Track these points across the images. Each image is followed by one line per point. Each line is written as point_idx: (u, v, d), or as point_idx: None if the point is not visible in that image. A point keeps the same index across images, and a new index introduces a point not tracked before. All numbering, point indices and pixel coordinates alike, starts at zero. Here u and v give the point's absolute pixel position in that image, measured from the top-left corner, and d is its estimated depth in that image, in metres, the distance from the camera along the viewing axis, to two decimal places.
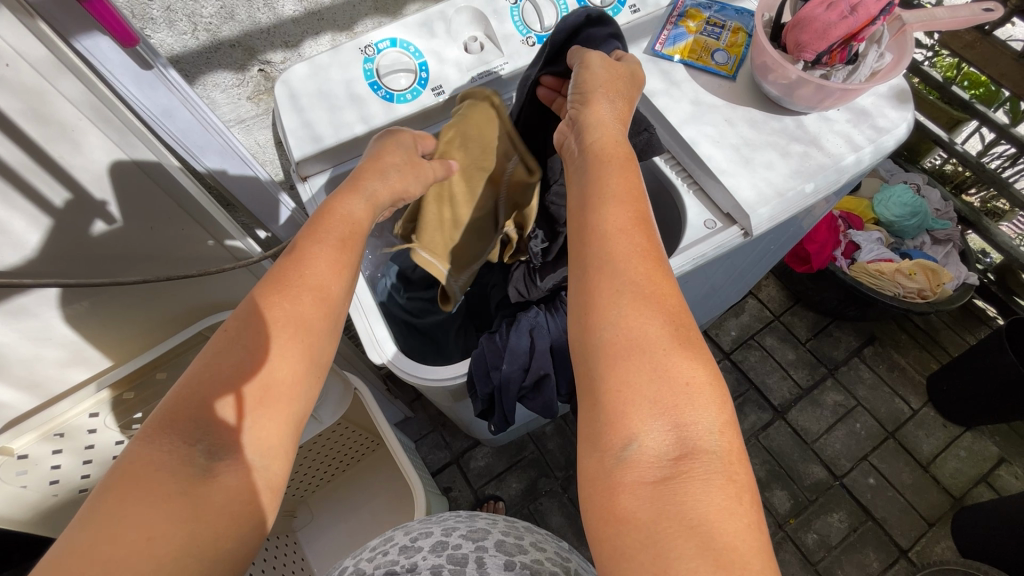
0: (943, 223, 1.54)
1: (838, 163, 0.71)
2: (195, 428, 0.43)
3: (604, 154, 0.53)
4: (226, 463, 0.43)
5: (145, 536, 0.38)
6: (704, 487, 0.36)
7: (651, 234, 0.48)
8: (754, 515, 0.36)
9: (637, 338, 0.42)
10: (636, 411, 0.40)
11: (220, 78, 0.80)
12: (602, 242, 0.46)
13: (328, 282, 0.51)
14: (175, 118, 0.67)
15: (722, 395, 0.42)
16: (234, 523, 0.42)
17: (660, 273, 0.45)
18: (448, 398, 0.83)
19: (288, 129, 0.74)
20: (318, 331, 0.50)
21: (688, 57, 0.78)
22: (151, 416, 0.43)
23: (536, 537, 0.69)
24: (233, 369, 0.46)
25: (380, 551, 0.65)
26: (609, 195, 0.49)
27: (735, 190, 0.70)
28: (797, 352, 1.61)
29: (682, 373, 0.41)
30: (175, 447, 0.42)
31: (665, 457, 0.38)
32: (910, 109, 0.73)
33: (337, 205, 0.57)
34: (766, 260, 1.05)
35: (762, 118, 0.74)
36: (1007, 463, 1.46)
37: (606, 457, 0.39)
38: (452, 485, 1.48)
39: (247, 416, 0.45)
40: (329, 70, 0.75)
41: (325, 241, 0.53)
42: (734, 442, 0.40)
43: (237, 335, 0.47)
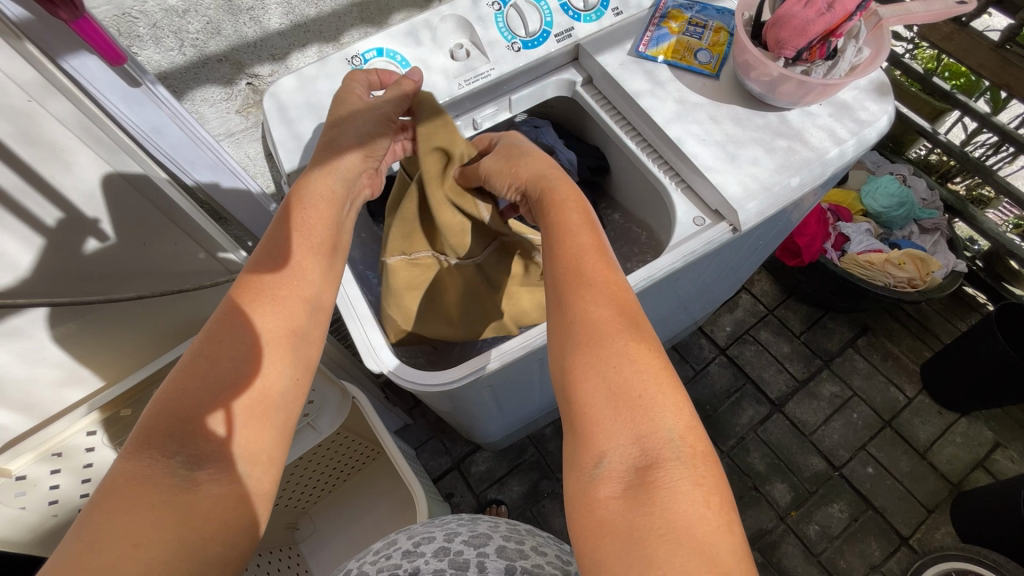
0: (930, 212, 1.56)
1: (822, 156, 0.72)
2: (171, 441, 0.43)
3: (565, 200, 0.57)
4: (208, 473, 0.43)
5: (129, 544, 0.38)
6: (671, 494, 0.37)
7: (604, 261, 0.50)
8: (723, 518, 0.36)
9: (592, 352, 0.44)
10: (601, 428, 0.41)
11: (209, 92, 0.80)
12: (559, 276, 0.50)
13: (306, 289, 0.54)
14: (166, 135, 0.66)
15: (682, 398, 0.42)
16: (222, 530, 0.42)
17: (617, 294, 0.47)
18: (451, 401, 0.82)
19: (278, 141, 0.74)
20: (290, 340, 0.51)
21: (672, 57, 0.79)
22: (133, 431, 0.43)
23: (537, 542, 0.69)
24: (217, 384, 0.46)
25: (382, 556, 0.65)
26: (559, 232, 0.53)
27: (723, 186, 0.71)
28: (792, 345, 1.62)
29: (638, 383, 0.42)
30: (156, 461, 0.42)
31: (632, 468, 0.39)
32: (891, 102, 0.75)
33: (292, 206, 0.58)
34: (756, 255, 1.07)
35: (746, 115, 0.75)
36: (1002, 447, 1.48)
37: (581, 475, 0.40)
38: (454, 491, 1.48)
39: (233, 434, 0.45)
40: (317, 81, 0.75)
41: (286, 248, 0.54)
42: (698, 445, 0.40)
43: (204, 348, 0.47)
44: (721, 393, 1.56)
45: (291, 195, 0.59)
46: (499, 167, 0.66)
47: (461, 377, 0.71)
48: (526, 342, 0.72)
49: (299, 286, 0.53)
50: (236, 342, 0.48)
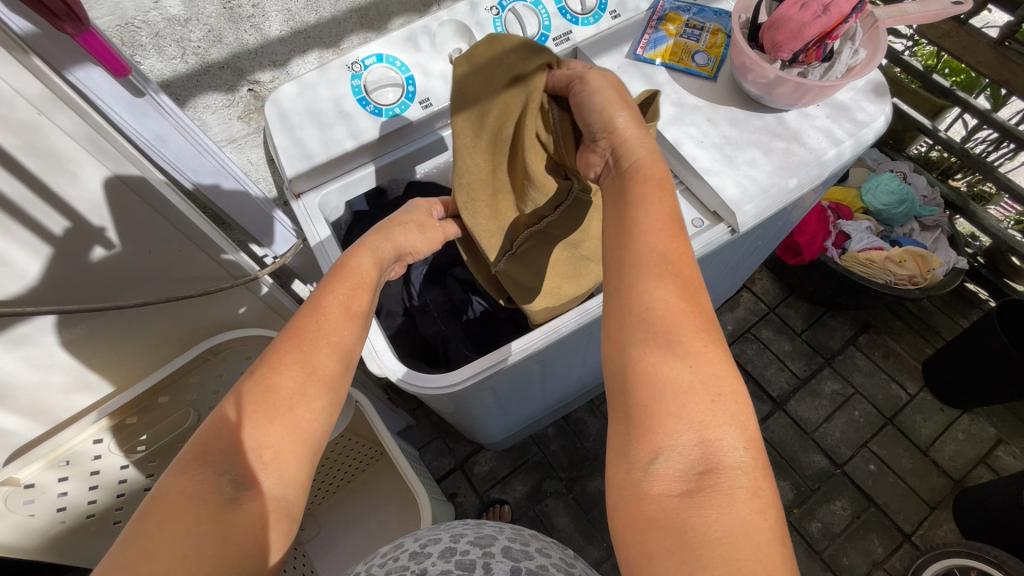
0: (930, 210, 1.57)
1: (819, 157, 0.73)
2: (223, 459, 0.46)
3: (642, 176, 0.53)
4: (251, 493, 0.46)
5: (178, 556, 0.41)
6: (729, 502, 0.38)
7: (682, 249, 0.48)
8: (779, 530, 0.37)
9: (662, 348, 0.43)
10: (663, 426, 0.41)
11: (211, 100, 0.81)
12: (635, 258, 0.47)
13: (350, 311, 0.57)
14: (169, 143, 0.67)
15: (748, 409, 0.43)
16: (258, 547, 0.45)
17: (694, 289, 0.46)
18: (453, 403, 0.83)
19: (279, 148, 0.75)
20: (340, 370, 0.53)
21: (670, 60, 0.79)
22: (183, 450, 0.47)
23: (542, 544, 0.70)
24: (272, 409, 0.48)
25: (391, 557, 0.65)
26: (640, 212, 0.50)
27: (721, 188, 0.71)
28: (794, 343, 1.63)
29: (708, 389, 0.42)
30: (203, 478, 0.45)
31: (691, 471, 0.39)
32: (888, 102, 0.75)
33: (349, 259, 0.62)
34: (756, 254, 1.07)
35: (744, 116, 0.76)
36: (1004, 443, 1.48)
37: (633, 468, 0.41)
38: (458, 491, 1.49)
39: (263, 445, 0.47)
40: (317, 87, 0.75)
41: (340, 292, 0.57)
42: (758, 459, 0.40)
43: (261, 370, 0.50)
44: None
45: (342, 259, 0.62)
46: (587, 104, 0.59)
47: (466, 381, 0.72)
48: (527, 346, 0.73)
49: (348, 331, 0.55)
50: (289, 368, 0.50)
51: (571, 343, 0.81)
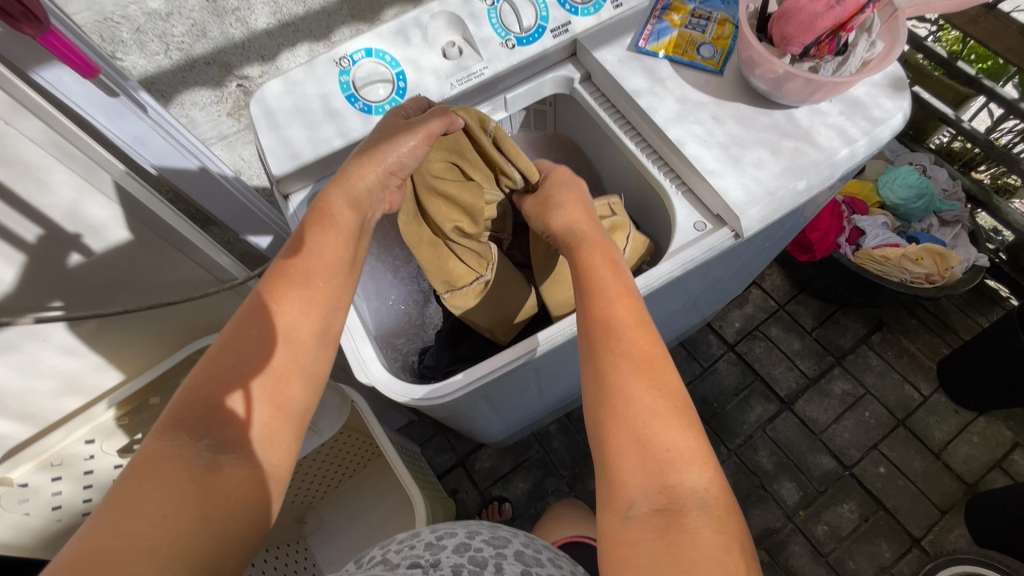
0: (950, 204, 1.51)
1: (831, 157, 0.69)
2: (199, 426, 0.47)
3: (591, 248, 0.62)
4: (230, 458, 0.47)
5: (158, 516, 0.42)
6: (696, 539, 0.42)
7: (637, 312, 0.54)
8: (743, 561, 0.42)
9: (620, 402, 0.48)
10: (630, 474, 0.46)
11: (198, 96, 0.79)
12: (598, 321, 0.54)
13: (323, 281, 0.56)
14: (149, 145, 0.67)
15: (707, 453, 0.47)
16: (237, 505, 0.46)
17: (653, 348, 0.52)
18: (447, 411, 0.80)
19: (266, 147, 0.72)
20: (315, 334, 0.54)
21: (673, 52, 0.75)
22: (161, 416, 0.48)
23: (553, 554, 0.73)
24: (240, 370, 0.50)
25: (407, 545, 0.69)
26: (599, 280, 0.57)
27: (724, 191, 0.67)
28: (803, 342, 1.58)
29: (667, 437, 0.47)
30: (181, 443, 0.46)
31: (658, 511, 0.44)
32: (906, 98, 0.71)
33: (325, 202, 0.61)
34: (765, 254, 1.03)
35: (751, 114, 0.72)
36: (1020, 447, 1.43)
37: (614, 518, 0.45)
38: (459, 488, 1.48)
39: (240, 419, 0.49)
40: (304, 85, 0.73)
41: (315, 249, 0.58)
42: (719, 496, 0.45)
43: (237, 339, 0.51)
44: (728, 391, 1.53)
45: (319, 204, 0.61)
46: (568, 202, 0.69)
47: (456, 393, 0.68)
48: (522, 351, 0.69)
49: (325, 293, 0.56)
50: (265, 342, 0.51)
51: (565, 352, 0.79)
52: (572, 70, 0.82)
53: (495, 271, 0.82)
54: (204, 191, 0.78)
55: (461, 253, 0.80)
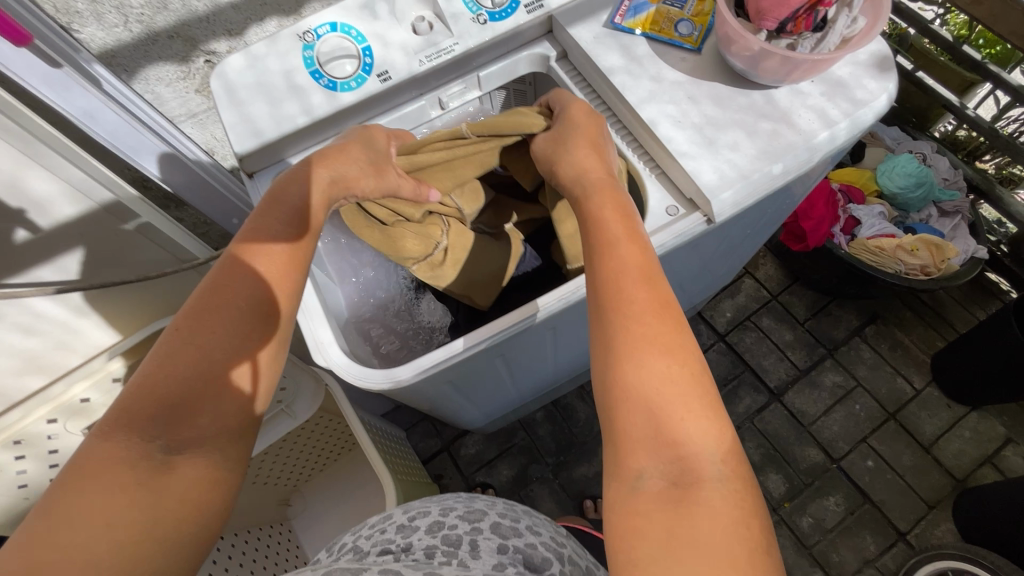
0: (951, 194, 1.47)
1: (809, 140, 0.66)
2: (150, 424, 0.45)
3: (605, 212, 0.58)
4: (185, 457, 0.45)
5: (100, 523, 0.40)
6: (710, 514, 0.40)
7: (654, 284, 0.51)
8: (761, 537, 0.40)
9: (637, 373, 0.46)
10: (641, 448, 0.44)
11: (162, 71, 0.77)
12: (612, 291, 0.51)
13: (279, 268, 0.55)
14: (99, 120, 0.69)
15: (725, 423, 0.45)
16: (193, 513, 0.44)
17: (667, 315, 0.49)
18: (410, 395, 0.78)
19: (227, 125, 0.70)
20: (276, 332, 0.53)
21: (650, 29, 0.73)
22: (107, 414, 0.45)
23: (532, 521, 0.75)
24: (196, 364, 0.48)
25: (378, 530, 0.70)
26: (610, 250, 0.54)
27: (696, 174, 0.65)
28: (795, 333, 1.56)
29: (686, 407, 0.45)
30: (128, 446, 0.44)
31: (672, 486, 0.42)
32: (891, 79, 0.68)
33: (281, 190, 0.59)
34: (750, 240, 1.01)
35: (728, 94, 0.69)
36: (1013, 443, 1.41)
37: (622, 486, 0.43)
38: (443, 473, 1.48)
39: (195, 417, 0.47)
40: (267, 60, 0.71)
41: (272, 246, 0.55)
42: (735, 469, 0.44)
43: (194, 339, 0.48)
44: (717, 381, 1.51)
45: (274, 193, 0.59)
46: (580, 139, 0.65)
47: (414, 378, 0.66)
48: (480, 339, 0.67)
49: (286, 290, 0.54)
50: (221, 331, 0.49)
51: (532, 338, 0.76)
52: (548, 47, 0.79)
53: (451, 241, 0.80)
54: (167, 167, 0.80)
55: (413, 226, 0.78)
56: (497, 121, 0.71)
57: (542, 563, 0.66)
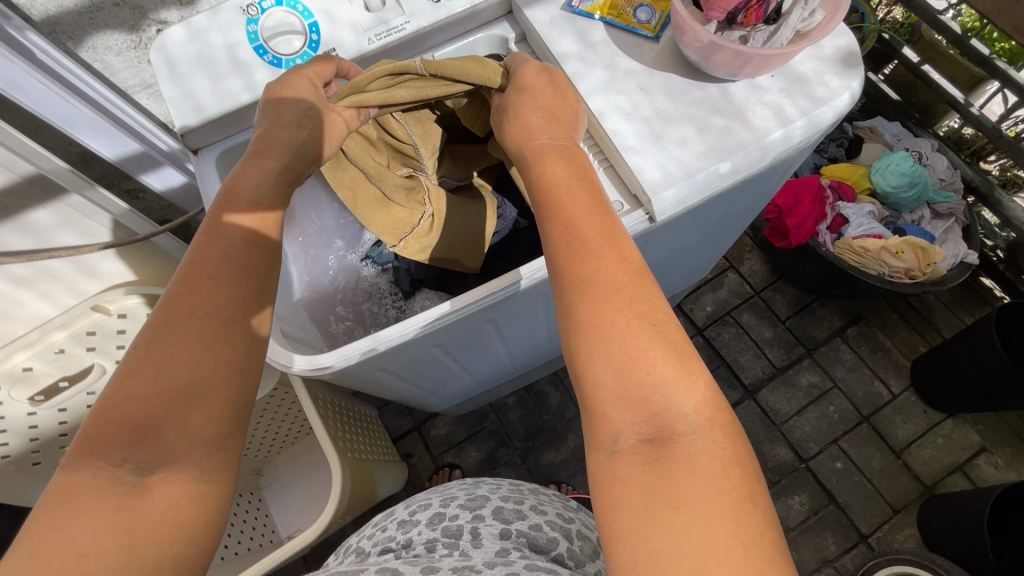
0: (945, 196, 1.42)
1: (762, 138, 0.63)
2: (121, 448, 0.42)
3: (567, 182, 0.54)
4: (161, 475, 0.42)
5: (75, 555, 0.38)
6: (689, 469, 0.41)
7: (622, 255, 0.49)
8: (742, 484, 0.40)
9: (603, 339, 0.45)
10: (615, 412, 0.44)
11: (112, 40, 0.72)
12: (575, 276, 0.48)
13: (239, 256, 0.51)
14: (26, 89, 0.67)
15: (700, 373, 0.45)
16: (176, 527, 0.41)
17: (635, 283, 0.47)
18: (348, 381, 0.78)
19: (168, 99, 0.69)
20: (247, 329, 0.49)
21: (608, 14, 0.69)
22: (74, 443, 0.42)
23: (538, 500, 0.75)
24: (163, 375, 0.44)
25: (381, 528, 0.74)
26: (573, 227, 0.50)
27: (640, 170, 0.63)
28: (775, 330, 1.54)
29: (652, 361, 0.44)
30: (100, 472, 0.41)
31: (648, 443, 0.42)
32: (855, 77, 0.65)
33: (236, 183, 0.56)
34: (721, 236, 0.98)
35: (683, 86, 0.66)
36: (987, 452, 1.39)
37: (600, 453, 0.43)
38: (413, 452, 1.50)
39: (166, 433, 0.43)
40: (209, 34, 0.69)
41: (234, 248, 0.52)
42: (713, 417, 0.43)
43: (158, 350, 0.45)
44: None
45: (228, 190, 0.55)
46: (541, 108, 0.61)
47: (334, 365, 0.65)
48: (405, 330, 0.66)
49: (249, 283, 0.51)
50: (187, 333, 0.46)
51: (471, 327, 0.73)
52: (507, 29, 0.76)
53: (438, 205, 0.81)
54: (102, 142, 0.78)
55: (399, 198, 0.79)
56: (452, 65, 0.65)
57: (548, 544, 0.67)
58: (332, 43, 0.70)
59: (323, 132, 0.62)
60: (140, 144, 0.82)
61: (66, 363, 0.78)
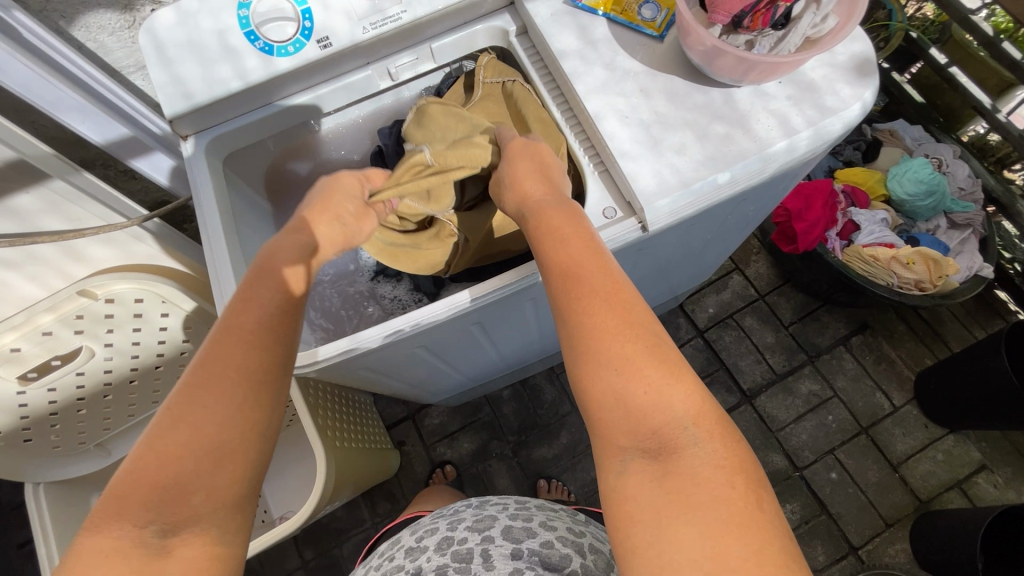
0: (964, 205, 1.37)
1: (764, 149, 0.60)
2: (148, 508, 0.41)
3: (553, 222, 0.54)
4: (183, 538, 0.41)
5: None
6: (693, 482, 0.40)
7: (615, 283, 0.49)
8: (749, 492, 0.40)
9: (598, 360, 0.45)
10: (620, 434, 0.43)
11: (105, 19, 0.71)
12: (575, 308, 0.47)
13: (268, 311, 0.51)
14: (11, 72, 0.67)
15: (694, 383, 0.45)
16: None
17: (628, 306, 0.47)
18: (331, 378, 0.77)
19: (157, 84, 0.68)
20: (276, 384, 0.49)
21: (612, 10, 0.67)
22: (101, 503, 0.42)
23: (546, 516, 0.75)
24: (193, 432, 0.43)
25: (388, 558, 0.74)
26: (570, 264, 0.50)
27: (634, 177, 0.61)
28: (777, 336, 1.51)
29: (647, 378, 0.43)
30: (125, 533, 0.40)
31: (652, 460, 0.42)
32: (868, 87, 0.61)
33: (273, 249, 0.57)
34: (725, 243, 0.95)
35: (685, 90, 0.63)
36: (987, 471, 1.36)
37: (608, 475, 0.43)
38: (406, 440, 1.50)
39: (192, 495, 0.42)
40: (199, 18, 0.67)
41: (269, 307, 0.52)
42: (711, 427, 0.43)
43: (194, 409, 0.44)
44: None
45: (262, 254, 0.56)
46: (528, 165, 0.62)
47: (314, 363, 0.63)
48: (384, 334, 0.64)
49: (278, 335, 0.51)
50: (216, 388, 0.45)
51: (456, 329, 0.72)
52: (507, 20, 0.73)
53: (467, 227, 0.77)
54: (90, 126, 0.77)
55: (434, 245, 0.78)
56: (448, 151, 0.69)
57: (560, 561, 0.66)
58: (325, 32, 0.68)
59: (357, 220, 0.67)
60: (131, 129, 0.81)
61: (54, 345, 0.80)
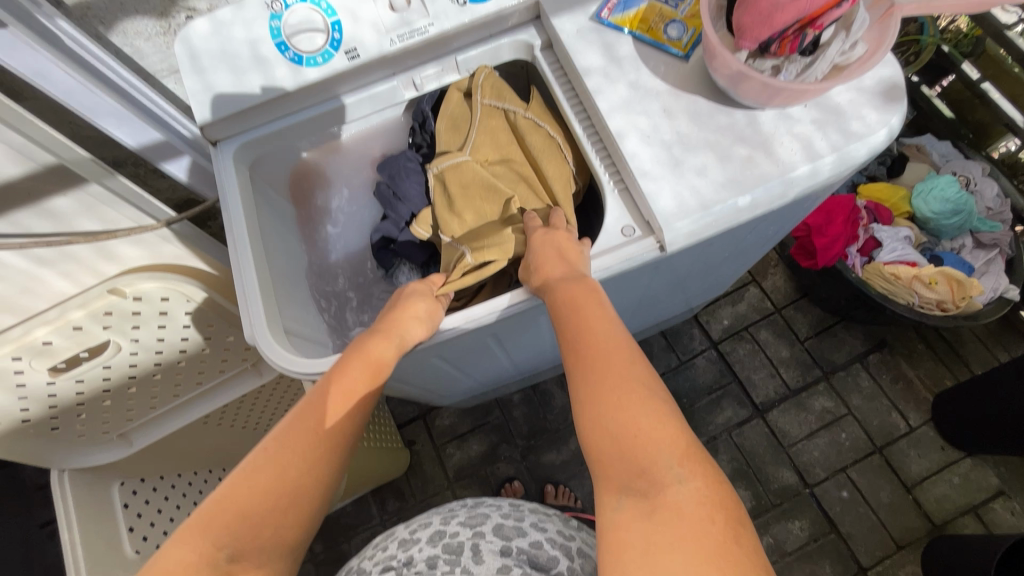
0: (991, 225, 1.34)
1: (786, 173, 0.60)
2: (224, 534, 0.45)
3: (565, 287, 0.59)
4: (245, 566, 0.45)
5: None
6: (678, 517, 0.40)
7: (629, 351, 0.53)
8: (728, 526, 0.40)
9: (599, 408, 0.48)
10: (612, 477, 0.45)
11: (142, 26, 0.73)
12: (587, 364, 0.52)
13: (353, 387, 0.57)
14: (51, 78, 0.69)
15: (682, 426, 0.46)
16: None
17: (631, 365, 0.51)
18: None
19: (189, 92, 0.69)
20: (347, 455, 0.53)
21: (637, 28, 0.67)
22: (185, 521, 0.46)
23: (538, 516, 0.76)
24: (277, 477, 0.48)
25: (381, 548, 0.74)
26: (592, 330, 0.55)
27: (654, 197, 0.61)
28: (792, 350, 1.49)
29: (640, 423, 0.46)
30: (202, 552, 0.44)
31: (641, 499, 0.42)
32: (896, 111, 0.61)
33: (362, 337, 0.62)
34: (742, 260, 0.95)
35: (708, 110, 0.63)
36: (1004, 496, 1.34)
37: (603, 513, 0.44)
38: (416, 440, 1.52)
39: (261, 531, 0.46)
40: (232, 28, 0.69)
41: (358, 387, 0.57)
42: (698, 467, 0.44)
43: (281, 457, 0.49)
44: (701, 388, 1.48)
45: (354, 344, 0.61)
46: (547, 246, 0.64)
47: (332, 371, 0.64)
48: None
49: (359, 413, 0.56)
50: (302, 442, 0.50)
51: (473, 339, 0.72)
52: (532, 35, 0.74)
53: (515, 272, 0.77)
54: (125, 132, 0.80)
55: None
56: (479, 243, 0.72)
57: (547, 562, 0.67)
58: (354, 42, 0.69)
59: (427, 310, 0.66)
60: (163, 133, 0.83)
61: (84, 339, 0.82)
